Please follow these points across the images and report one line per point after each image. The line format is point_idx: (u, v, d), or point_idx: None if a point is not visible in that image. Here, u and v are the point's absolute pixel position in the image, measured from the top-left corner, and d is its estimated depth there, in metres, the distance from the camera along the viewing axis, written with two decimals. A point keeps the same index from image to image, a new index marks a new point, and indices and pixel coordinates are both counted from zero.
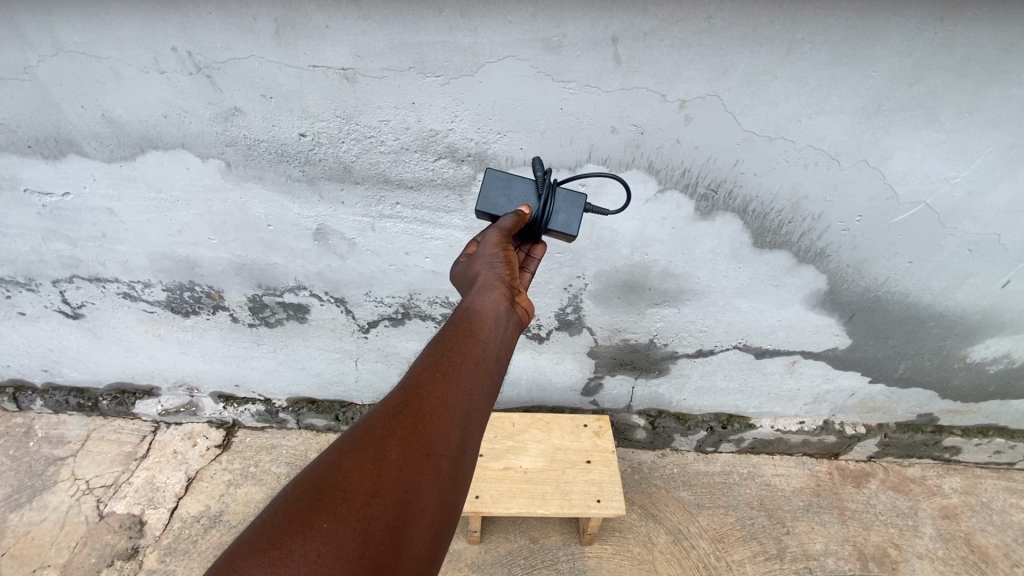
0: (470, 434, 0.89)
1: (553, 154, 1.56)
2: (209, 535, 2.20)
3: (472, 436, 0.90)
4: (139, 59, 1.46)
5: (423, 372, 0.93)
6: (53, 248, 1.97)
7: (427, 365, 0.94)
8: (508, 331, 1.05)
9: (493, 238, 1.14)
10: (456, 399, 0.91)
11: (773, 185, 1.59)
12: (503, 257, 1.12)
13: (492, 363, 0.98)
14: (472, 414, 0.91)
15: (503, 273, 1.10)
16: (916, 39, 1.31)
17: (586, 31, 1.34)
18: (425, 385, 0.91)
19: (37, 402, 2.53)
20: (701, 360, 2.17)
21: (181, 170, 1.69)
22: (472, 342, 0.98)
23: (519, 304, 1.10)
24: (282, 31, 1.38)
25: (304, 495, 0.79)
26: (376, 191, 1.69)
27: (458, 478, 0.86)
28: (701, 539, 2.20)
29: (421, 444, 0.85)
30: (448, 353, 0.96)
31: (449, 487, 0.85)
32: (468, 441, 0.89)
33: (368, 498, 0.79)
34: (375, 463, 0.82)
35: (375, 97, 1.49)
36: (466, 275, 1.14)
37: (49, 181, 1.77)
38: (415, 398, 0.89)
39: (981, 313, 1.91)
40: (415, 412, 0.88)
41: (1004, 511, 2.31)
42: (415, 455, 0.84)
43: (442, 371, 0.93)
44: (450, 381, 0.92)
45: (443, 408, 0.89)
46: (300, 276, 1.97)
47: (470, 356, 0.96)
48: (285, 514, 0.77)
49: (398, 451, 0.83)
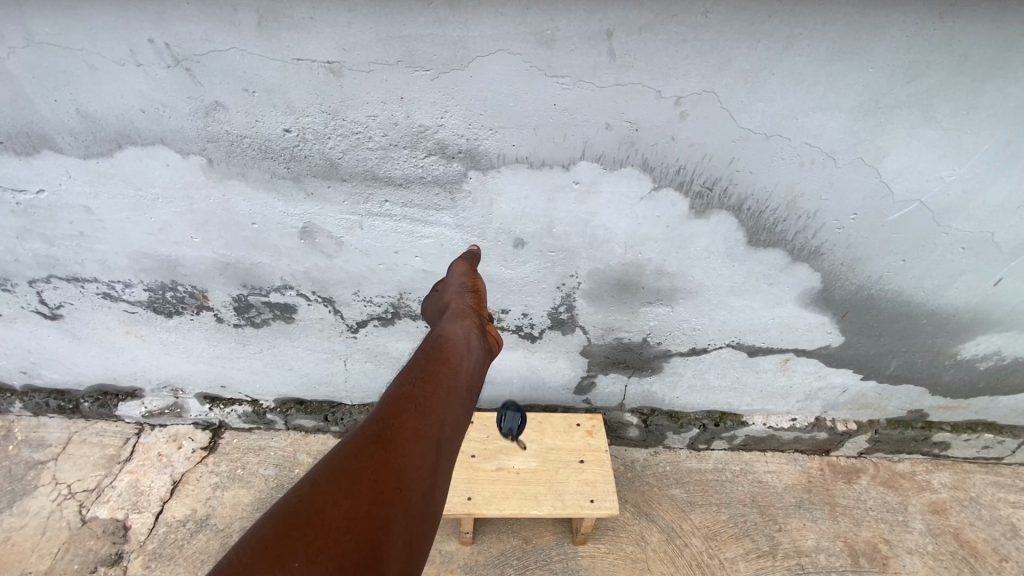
0: (442, 466, 0.85)
1: (546, 150, 1.53)
2: (195, 539, 2.15)
3: (444, 468, 0.85)
4: (115, 51, 1.40)
5: (394, 403, 0.90)
6: (29, 247, 1.91)
7: (398, 397, 0.91)
8: (478, 361, 1.07)
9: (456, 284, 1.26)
10: (428, 430, 0.87)
11: (769, 183, 1.57)
12: (467, 296, 1.21)
13: (464, 391, 0.97)
14: (443, 444, 0.87)
15: (468, 307, 1.18)
16: (915, 35, 1.28)
17: (580, 24, 1.31)
18: (397, 415, 0.88)
19: (15, 404, 2.46)
20: (694, 358, 2.15)
21: (161, 167, 1.64)
22: (445, 369, 0.98)
23: (487, 333, 1.15)
24: (265, 22, 1.33)
25: (271, 534, 0.72)
26: (364, 189, 1.64)
27: (430, 513, 0.80)
28: (694, 538, 2.20)
29: (392, 476, 0.80)
30: (419, 383, 0.94)
31: (421, 522, 0.79)
32: (440, 473, 0.84)
33: (340, 534, 0.72)
34: (346, 497, 0.76)
35: (362, 91, 1.44)
36: (435, 316, 1.22)
37: (23, 179, 1.70)
38: (386, 430, 0.85)
39: (972, 311, 1.91)
40: (387, 443, 0.83)
41: (992, 506, 2.32)
42: (386, 488, 0.78)
43: (413, 401, 0.90)
44: (422, 410, 0.89)
45: (415, 438, 0.85)
46: (286, 276, 1.92)
47: (442, 386, 0.95)
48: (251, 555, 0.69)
49: (369, 485, 0.78)
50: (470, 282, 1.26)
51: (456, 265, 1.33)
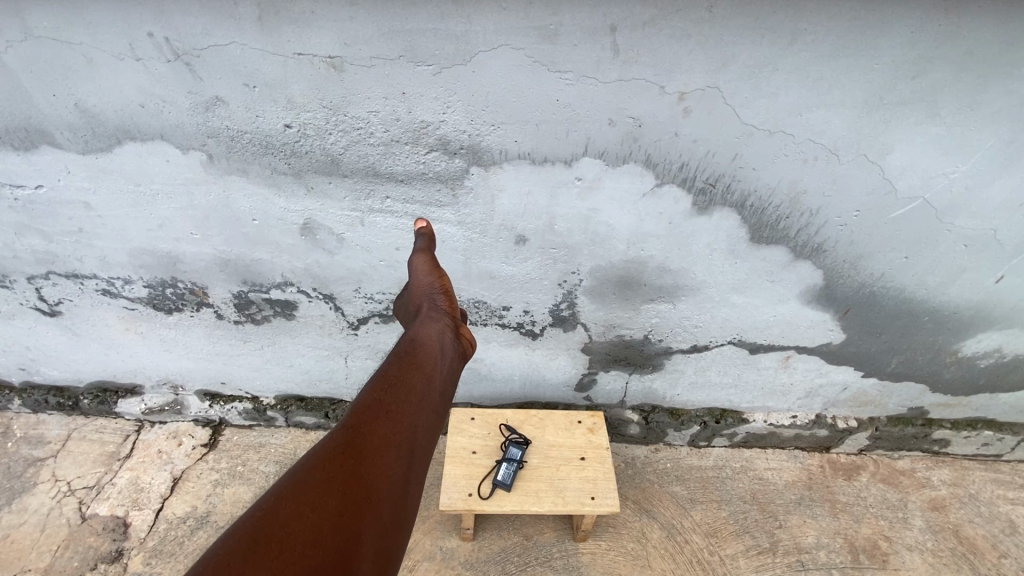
0: (413, 474, 0.84)
1: (548, 146, 1.52)
2: (195, 536, 2.14)
3: (415, 476, 0.85)
4: (114, 45, 1.39)
5: (364, 412, 0.89)
6: (27, 244, 1.90)
7: (369, 404, 0.90)
8: (451, 365, 1.05)
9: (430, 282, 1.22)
10: (399, 438, 0.87)
11: (771, 180, 1.56)
12: (442, 295, 1.18)
13: (437, 397, 0.96)
14: (415, 452, 0.87)
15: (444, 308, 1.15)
16: (920, 31, 1.28)
17: (584, 19, 1.30)
18: (367, 424, 0.87)
19: (14, 401, 2.46)
20: (695, 356, 2.15)
21: (160, 163, 1.62)
22: (418, 375, 0.97)
23: (463, 335, 1.14)
24: (265, 16, 1.32)
25: (236, 548, 0.70)
26: (365, 185, 1.63)
27: (402, 522, 0.80)
28: (694, 535, 2.20)
29: (361, 487, 0.79)
30: (391, 390, 0.93)
31: (391, 532, 0.78)
32: (411, 481, 0.84)
33: (307, 548, 0.70)
34: (314, 508, 0.75)
35: (364, 87, 1.43)
36: (409, 316, 1.19)
37: (22, 174, 1.69)
38: (357, 439, 0.84)
39: (973, 308, 1.91)
40: (357, 453, 0.83)
41: (992, 503, 2.33)
42: (355, 499, 0.77)
43: (385, 409, 0.89)
44: (393, 418, 0.88)
45: (385, 447, 0.85)
46: (287, 272, 1.91)
47: (415, 392, 0.94)
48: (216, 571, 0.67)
49: (338, 497, 0.77)
50: (442, 279, 1.23)
51: (421, 257, 1.28)
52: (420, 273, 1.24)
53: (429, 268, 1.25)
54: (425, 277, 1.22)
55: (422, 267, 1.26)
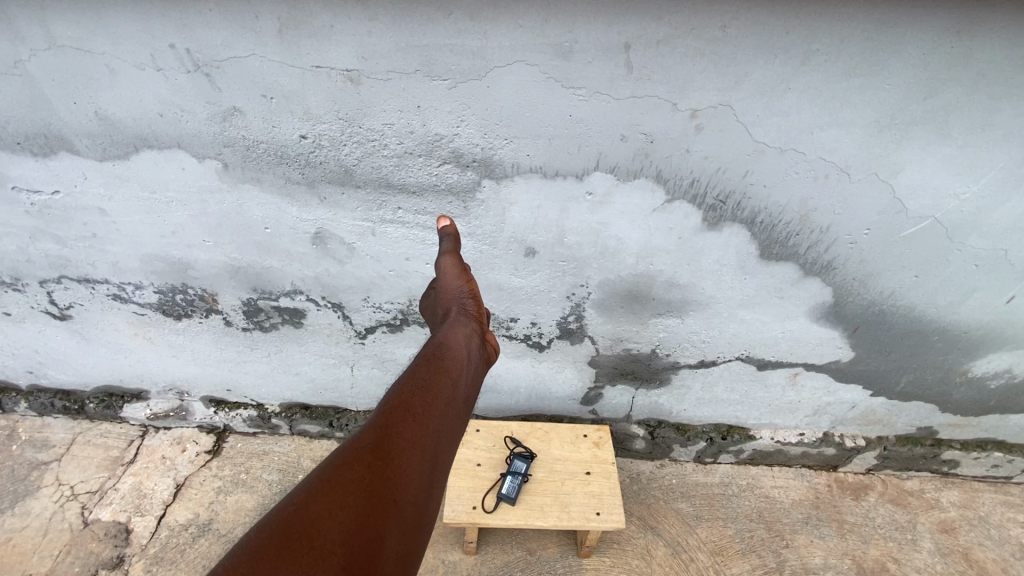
0: (437, 478, 0.84)
1: (560, 160, 1.53)
2: (197, 543, 2.13)
3: (438, 479, 0.84)
4: (135, 55, 1.41)
5: (393, 413, 0.88)
6: (41, 248, 1.91)
7: (397, 406, 0.90)
8: (475, 372, 1.06)
9: (458, 280, 1.23)
10: (425, 441, 0.86)
11: (782, 197, 1.56)
12: (472, 296, 1.20)
13: (461, 403, 0.96)
14: (438, 457, 0.86)
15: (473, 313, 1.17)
16: (931, 52, 1.29)
17: (599, 36, 1.31)
18: (395, 425, 0.86)
19: (21, 404, 2.46)
20: (703, 371, 2.14)
21: (176, 171, 1.64)
22: (444, 380, 0.96)
23: (487, 342, 1.15)
24: (285, 30, 1.35)
25: (268, 543, 0.70)
26: (378, 196, 1.64)
27: (422, 525, 0.79)
28: (699, 552, 2.17)
29: (387, 488, 0.78)
30: (419, 393, 0.93)
31: (413, 535, 0.77)
32: (433, 485, 0.83)
33: (334, 546, 0.70)
34: (343, 508, 0.74)
35: (380, 100, 1.45)
36: (436, 315, 1.20)
37: (39, 179, 1.71)
38: (384, 440, 0.84)
39: (983, 329, 1.90)
40: (384, 454, 0.82)
41: (1001, 526, 2.30)
42: (378, 501, 0.77)
43: (412, 412, 0.89)
44: (419, 421, 0.88)
45: (411, 450, 0.84)
46: (297, 281, 1.92)
47: (440, 397, 0.93)
48: (251, 566, 0.67)
49: (365, 497, 0.76)
50: (471, 283, 1.23)
51: (449, 259, 1.28)
52: (448, 275, 1.24)
53: (458, 270, 1.25)
54: (454, 280, 1.23)
55: (450, 268, 1.26)
